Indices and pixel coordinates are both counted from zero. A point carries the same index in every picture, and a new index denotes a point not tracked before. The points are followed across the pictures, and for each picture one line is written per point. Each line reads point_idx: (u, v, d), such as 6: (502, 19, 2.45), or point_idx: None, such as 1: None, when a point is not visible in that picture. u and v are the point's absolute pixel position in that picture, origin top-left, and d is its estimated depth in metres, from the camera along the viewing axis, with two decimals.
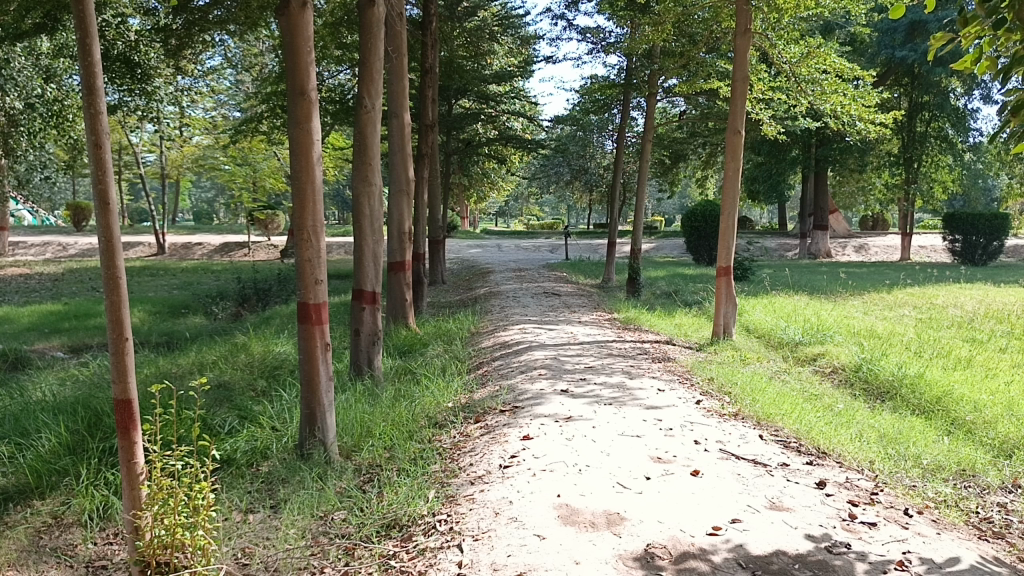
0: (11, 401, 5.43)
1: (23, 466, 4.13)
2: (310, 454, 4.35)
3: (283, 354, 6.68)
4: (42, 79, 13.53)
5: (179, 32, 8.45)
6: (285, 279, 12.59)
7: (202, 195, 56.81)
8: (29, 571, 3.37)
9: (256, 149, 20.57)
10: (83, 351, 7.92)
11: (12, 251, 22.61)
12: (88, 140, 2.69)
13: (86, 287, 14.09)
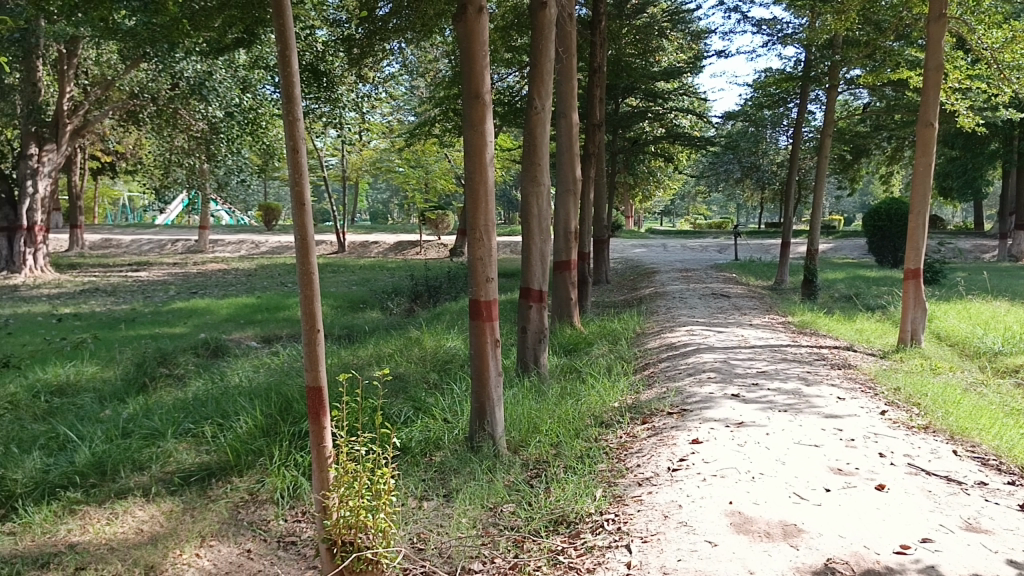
0: (213, 385, 5.95)
1: (225, 446, 4.51)
2: (479, 446, 4.45)
3: (453, 349, 6.90)
4: (240, 89, 14.93)
5: (360, 42, 8.93)
6: (453, 277, 12.97)
7: (377, 196, 59.66)
8: (228, 542, 3.67)
9: (429, 152, 21.36)
10: (273, 340, 8.52)
11: (211, 248, 24.67)
12: (287, 146, 2.90)
13: (275, 282, 15.16)
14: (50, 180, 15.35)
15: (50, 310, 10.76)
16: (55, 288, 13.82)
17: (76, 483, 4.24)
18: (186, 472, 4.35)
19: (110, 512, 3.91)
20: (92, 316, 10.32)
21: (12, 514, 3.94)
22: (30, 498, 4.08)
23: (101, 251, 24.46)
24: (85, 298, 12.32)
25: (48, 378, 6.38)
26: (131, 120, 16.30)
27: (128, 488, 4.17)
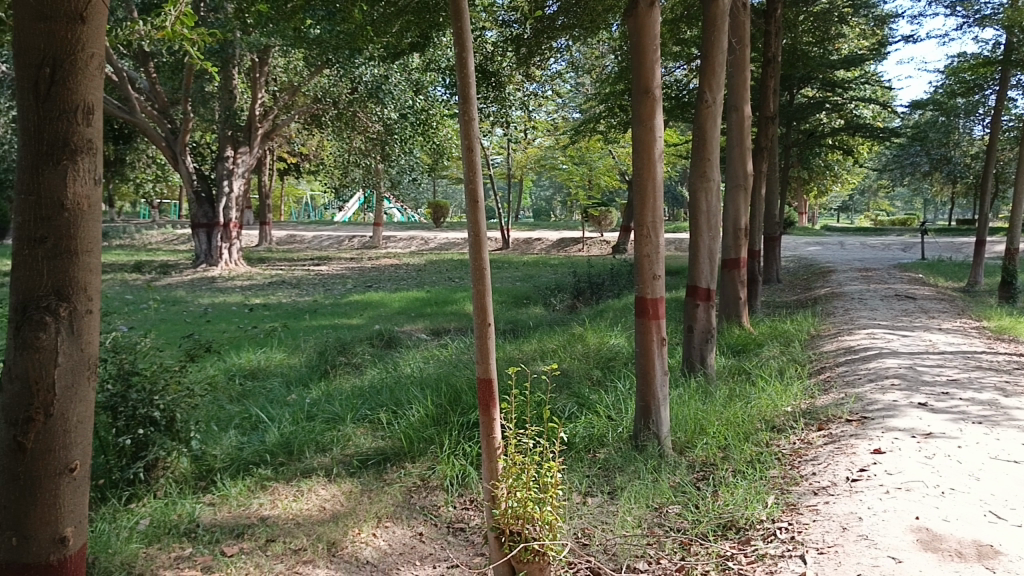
0: (387, 374, 6.24)
1: (399, 433, 4.72)
2: (644, 445, 4.40)
3: (617, 347, 6.87)
4: (413, 92, 15.59)
5: (528, 41, 9.14)
6: (616, 274, 12.90)
7: (540, 194, 60.44)
8: (402, 524, 3.84)
9: (593, 148, 21.38)
10: (442, 332, 8.81)
11: (385, 244, 25.87)
12: (462, 145, 2.99)
13: (444, 277, 15.66)
14: (243, 180, 16.62)
15: (243, 300, 11.65)
16: (247, 280, 14.95)
17: (267, 461, 4.58)
18: (364, 455, 4.59)
19: (296, 489, 4.19)
20: (279, 306, 11.09)
21: (213, 487, 4.31)
22: (227, 472, 4.44)
23: (286, 246, 26.24)
24: (273, 290, 13.25)
25: (243, 363, 6.93)
26: (314, 123, 17.36)
27: (313, 468, 4.46)
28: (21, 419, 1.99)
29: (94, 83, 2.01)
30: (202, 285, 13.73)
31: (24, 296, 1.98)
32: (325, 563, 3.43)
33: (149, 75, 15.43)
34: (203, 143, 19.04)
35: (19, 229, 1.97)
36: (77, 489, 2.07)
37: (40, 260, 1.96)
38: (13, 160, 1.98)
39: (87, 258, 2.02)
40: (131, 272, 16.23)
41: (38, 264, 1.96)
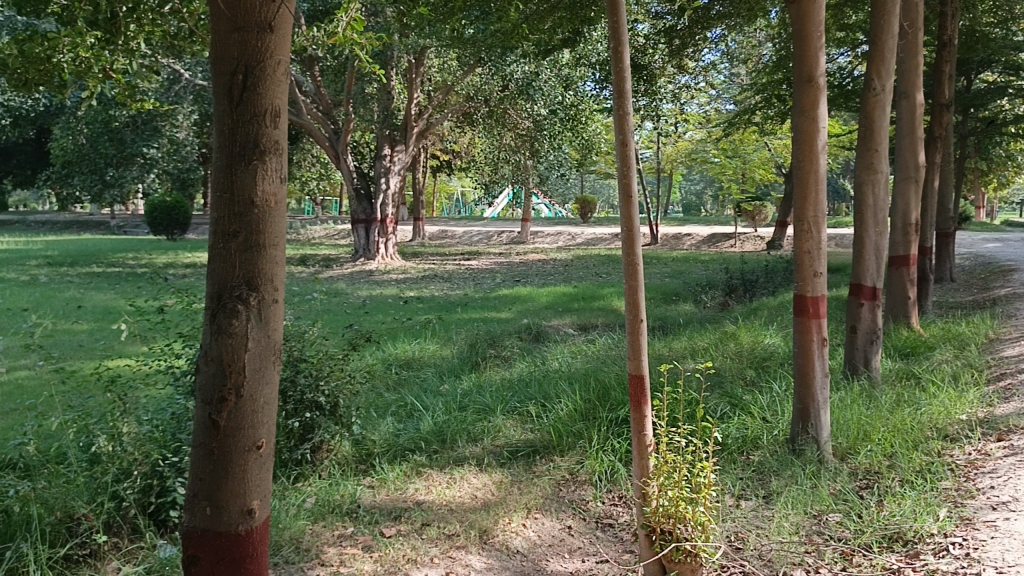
0: (535, 368, 6.31)
1: (548, 427, 4.76)
2: (801, 450, 4.23)
3: (772, 347, 6.63)
4: (563, 88, 15.65)
5: (681, 32, 8.97)
6: (771, 270, 12.44)
7: (691, 188, 59.14)
8: (552, 516, 3.88)
9: (748, 141, 20.71)
10: (589, 328, 8.80)
11: (533, 239, 26.14)
12: (617, 141, 2.98)
13: (591, 272, 15.63)
14: (399, 178, 17.25)
15: (399, 293, 12.11)
16: (402, 273, 15.49)
17: (422, 448, 4.75)
18: (514, 447, 4.67)
19: (450, 476, 4.33)
20: (431, 299, 11.44)
21: (372, 470, 4.52)
22: (384, 457, 4.63)
23: (438, 241, 27.03)
24: (426, 283, 13.68)
25: (399, 353, 7.21)
26: (466, 120, 17.78)
27: (465, 457, 4.59)
28: (214, 398, 2.13)
29: (281, 90, 2.16)
30: (360, 278, 14.39)
31: (219, 286, 2.14)
32: (477, 550, 3.52)
33: (314, 79, 16.28)
34: (363, 142, 19.92)
35: (217, 225, 2.14)
36: (262, 466, 2.19)
37: (233, 254, 2.12)
38: (212, 162, 2.16)
39: (274, 252, 2.15)
40: (297, 265, 17.21)
41: (232, 256, 2.12)
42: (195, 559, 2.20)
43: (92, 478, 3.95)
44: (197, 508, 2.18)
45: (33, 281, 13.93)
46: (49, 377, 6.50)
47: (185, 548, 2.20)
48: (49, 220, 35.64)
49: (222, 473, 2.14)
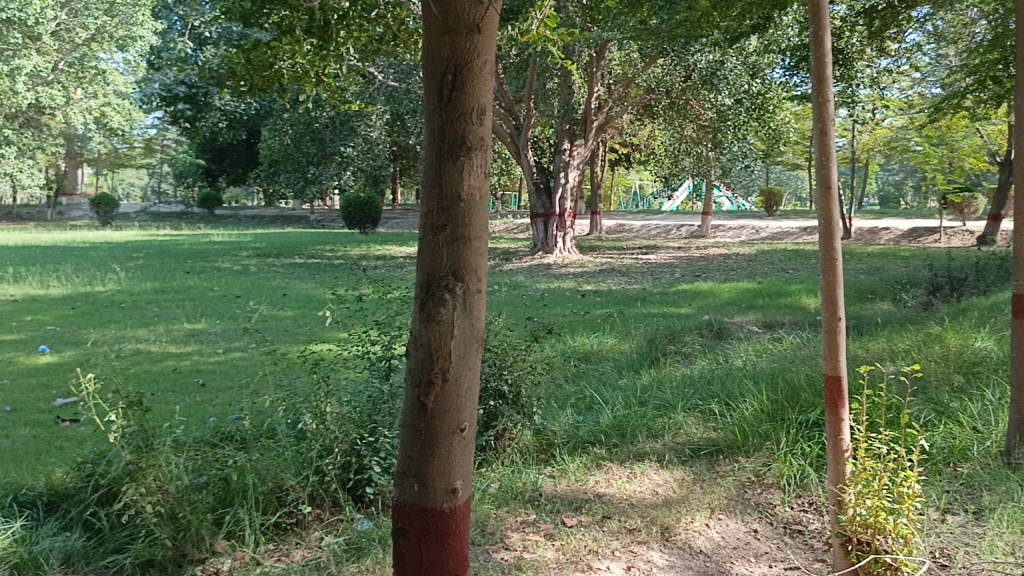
0: (717, 366, 6.15)
1: (732, 426, 4.62)
2: (1017, 465, 3.87)
3: (984, 350, 6.09)
4: (749, 76, 15.07)
5: (883, 12, 8.39)
6: (983, 268, 11.39)
7: (889, 179, 55.29)
8: (736, 518, 3.78)
9: (956, 127, 19.09)
10: (775, 325, 8.46)
11: (714, 233, 25.44)
12: (815, 128, 2.83)
13: (777, 268, 15.00)
14: (578, 172, 17.31)
15: (577, 287, 12.18)
16: (580, 267, 15.57)
17: (602, 441, 4.76)
18: (696, 445, 4.59)
19: (630, 471, 4.32)
20: (609, 293, 11.42)
21: (553, 460, 4.58)
22: (565, 448, 4.68)
23: (616, 235, 26.92)
24: (604, 277, 13.67)
25: (578, 346, 7.26)
26: (647, 113, 17.57)
27: (645, 452, 4.56)
28: (423, 381, 2.25)
29: (487, 89, 2.23)
30: (539, 272, 14.60)
31: (428, 276, 2.25)
32: (659, 546, 3.50)
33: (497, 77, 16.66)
34: (543, 137, 20.20)
35: (427, 218, 2.25)
36: (465, 448, 2.29)
37: (441, 246, 2.22)
38: (423, 159, 2.27)
39: (479, 245, 2.23)
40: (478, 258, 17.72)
41: (440, 248, 2.22)
42: (405, 530, 2.35)
43: (298, 453, 4.28)
44: (406, 485, 2.32)
45: (244, 271, 15.24)
46: (260, 359, 7.11)
47: (396, 519, 2.36)
48: (257, 215, 38.82)
49: (428, 452, 2.26)
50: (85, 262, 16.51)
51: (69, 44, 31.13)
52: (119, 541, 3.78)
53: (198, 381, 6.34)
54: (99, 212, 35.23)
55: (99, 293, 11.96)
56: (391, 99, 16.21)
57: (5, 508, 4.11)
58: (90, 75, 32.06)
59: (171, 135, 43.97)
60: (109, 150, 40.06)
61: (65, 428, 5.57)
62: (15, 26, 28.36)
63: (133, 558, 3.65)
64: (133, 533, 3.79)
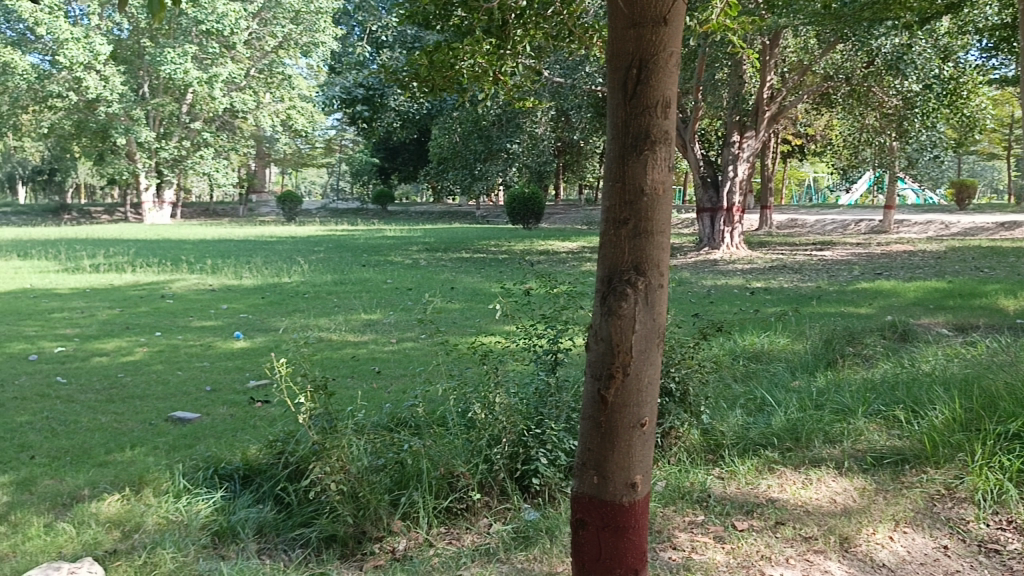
0: (902, 370, 5.76)
1: (919, 434, 4.32)
2: None
3: None
4: (940, 59, 13.97)
5: None
6: None
7: None
8: (924, 532, 3.54)
9: None
10: (968, 328, 7.81)
11: (897, 228, 23.82)
12: None
13: (970, 266, 13.84)
14: (748, 165, 16.68)
15: (746, 284, 11.79)
16: (749, 264, 15.05)
17: (774, 445, 4.59)
18: (879, 453, 4.33)
19: (805, 477, 4.14)
20: (781, 290, 10.97)
21: (721, 461, 4.47)
22: (735, 450, 4.55)
23: (788, 230, 25.82)
24: (775, 274, 13.15)
25: (748, 346, 7.04)
26: (825, 101, 16.71)
27: (821, 458, 4.36)
28: (604, 374, 2.27)
29: (673, 81, 2.21)
30: (705, 268, 14.27)
31: (610, 270, 2.26)
32: (837, 557, 3.34)
33: None
34: (712, 130, 19.68)
35: (609, 213, 2.26)
36: (646, 443, 2.28)
37: (623, 240, 2.22)
38: (607, 153, 2.28)
39: (663, 239, 2.22)
40: None
41: (622, 243, 2.23)
42: (584, 521, 2.38)
43: (468, 442, 4.41)
44: (586, 476, 2.35)
45: (415, 265, 15.88)
46: (431, 349, 7.40)
47: (575, 510, 2.40)
48: (427, 211, 40.29)
49: (609, 445, 2.27)
50: (273, 256, 17.77)
51: (260, 52, 33.59)
52: (306, 516, 4.05)
53: (375, 368, 6.69)
54: (285, 208, 37.83)
55: (285, 284, 12.83)
56: (556, 95, 16.24)
57: (206, 479, 4.49)
58: (278, 80, 34.44)
59: (349, 134, 46.48)
60: (294, 150, 42.87)
61: (257, 408, 6.03)
62: (213, 37, 30.95)
63: (318, 532, 3.92)
64: (318, 509, 4.06)
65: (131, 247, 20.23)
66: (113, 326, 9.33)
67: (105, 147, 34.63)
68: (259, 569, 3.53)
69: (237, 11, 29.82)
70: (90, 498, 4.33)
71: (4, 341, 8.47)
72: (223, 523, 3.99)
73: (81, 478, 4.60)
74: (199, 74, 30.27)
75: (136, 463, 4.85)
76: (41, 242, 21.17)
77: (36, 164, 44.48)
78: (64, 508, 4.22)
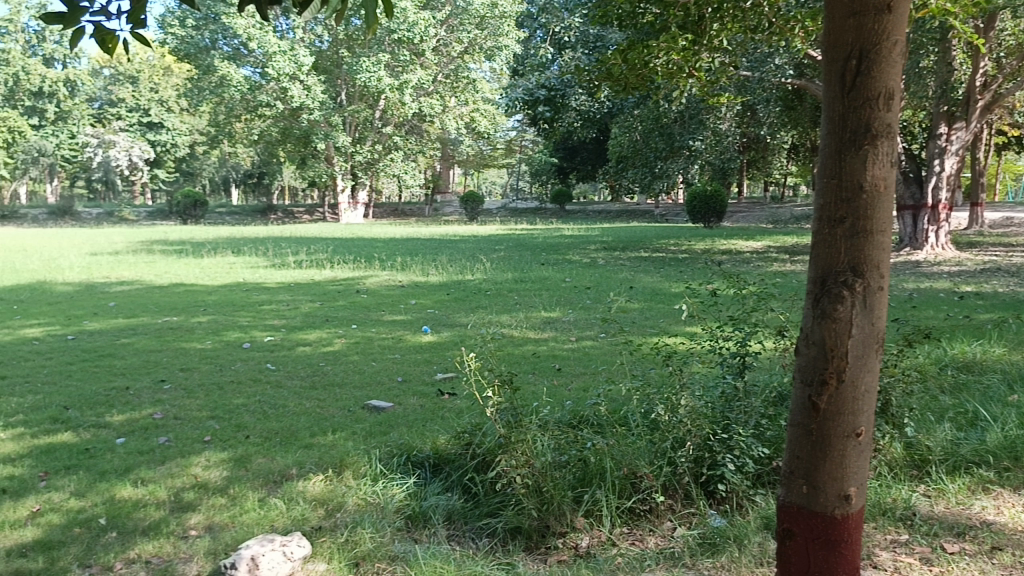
0: None
1: None
2: None
3: None
4: None
5: None
6: None
7: None
8: None
9: None
10: None
11: None
12: None
13: None
14: (957, 159, 15.40)
15: (953, 287, 10.89)
16: (957, 266, 13.88)
17: (990, 463, 4.21)
18: None
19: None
20: (995, 295, 10.03)
21: (928, 478, 4.16)
22: (943, 466, 4.21)
23: (1001, 228, 23.57)
24: (988, 277, 12.04)
25: (957, 354, 6.50)
26: None
27: None
28: (816, 381, 2.18)
29: (897, 71, 2.07)
30: (905, 270, 13.31)
31: (824, 271, 2.17)
32: None
33: None
34: (915, 121, 18.34)
35: (823, 211, 2.16)
36: (861, 454, 2.17)
37: (839, 239, 2.12)
38: (820, 149, 2.19)
39: (883, 239, 2.09)
40: None
41: (837, 242, 2.13)
42: (792, 531, 2.30)
43: (652, 443, 4.36)
44: (794, 485, 2.28)
45: (594, 264, 15.94)
46: (612, 349, 7.38)
47: (782, 519, 2.32)
48: (605, 210, 40.28)
49: (821, 455, 2.18)
50: (457, 253, 18.37)
51: (447, 57, 34.90)
52: (492, 507, 4.17)
53: (556, 365, 6.77)
54: (468, 208, 39.11)
55: (469, 281, 13.25)
56: (742, 89, 15.67)
57: (400, 465, 4.73)
58: (463, 84, 35.66)
59: (529, 135, 47.34)
60: (476, 152, 44.18)
61: (445, 400, 6.28)
62: (404, 45, 32.56)
63: (504, 523, 4.02)
64: (503, 500, 4.17)
65: (328, 244, 21.56)
66: (314, 319, 10.02)
67: (307, 152, 37.25)
68: (449, 554, 3.67)
69: (426, 19, 31.14)
70: (297, 477, 4.69)
71: (222, 330, 9.32)
72: (415, 507, 4.19)
73: (289, 458, 4.99)
74: (391, 80, 31.90)
75: (336, 447, 5.19)
76: (250, 240, 23.05)
77: (247, 169, 48.50)
78: (275, 485, 4.59)
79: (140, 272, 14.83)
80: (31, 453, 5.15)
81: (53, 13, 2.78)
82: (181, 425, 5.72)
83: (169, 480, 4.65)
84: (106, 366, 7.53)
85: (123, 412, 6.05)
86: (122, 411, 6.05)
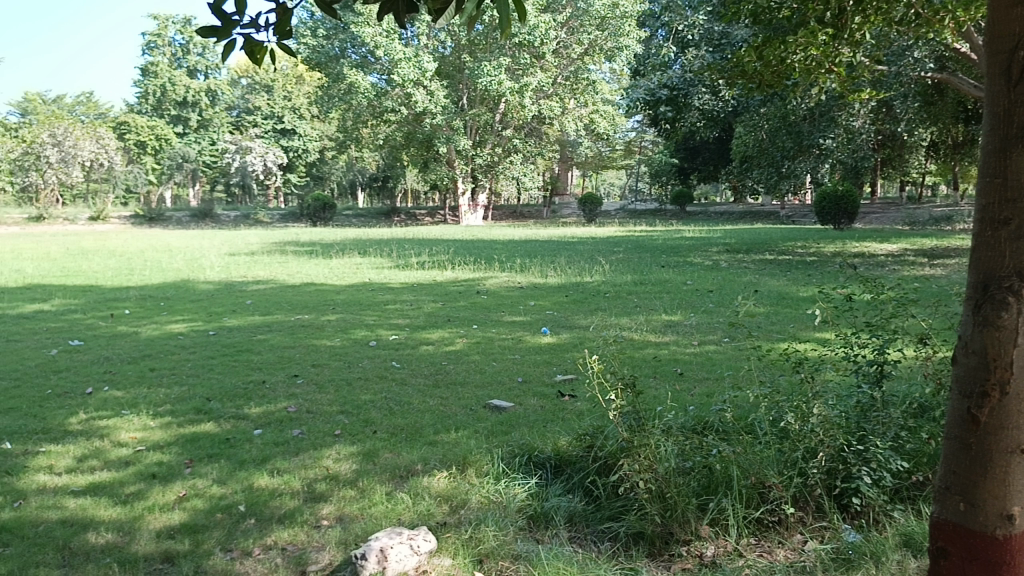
0: None
1: None
2: None
3: None
4: None
5: None
6: None
7: None
8: None
9: None
10: None
11: None
12: None
13: None
14: None
15: None
16: None
17: None
18: None
19: None
20: None
21: None
22: None
23: None
24: None
25: None
26: None
27: None
28: (976, 392, 2.06)
29: None
30: None
31: (986, 277, 2.05)
32: None
33: None
34: None
35: (986, 212, 2.05)
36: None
37: (1003, 242, 2.01)
38: (982, 147, 2.08)
39: None
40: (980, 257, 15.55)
41: (1001, 245, 2.01)
42: (946, 550, 2.18)
43: (781, 452, 4.22)
44: (950, 501, 2.17)
45: (716, 266, 15.59)
46: (736, 353, 7.21)
47: (937, 537, 2.21)
48: (727, 212, 39.21)
49: (982, 470, 2.06)
50: (575, 255, 18.39)
51: (566, 60, 35.00)
52: (614, 510, 4.15)
53: (677, 370, 6.65)
54: (586, 209, 39.01)
55: (588, 283, 13.20)
56: (876, 84, 14.95)
57: (522, 465, 4.77)
58: (583, 86, 35.57)
59: (648, 136, 46.85)
60: (595, 153, 43.94)
61: (565, 401, 6.29)
62: (525, 49, 32.89)
63: (627, 527, 3.99)
64: (625, 504, 4.13)
65: (448, 246, 21.99)
66: (437, 318, 10.25)
67: (429, 155, 38.16)
68: (572, 556, 3.67)
69: (547, 22, 31.30)
70: (423, 472, 4.80)
71: (351, 328, 9.66)
72: (537, 508, 4.21)
73: (415, 454, 5.12)
74: (512, 84, 32.23)
75: (460, 445, 5.28)
76: (376, 241, 23.81)
77: (372, 173, 50.05)
78: (401, 479, 4.72)
79: (274, 272, 15.55)
80: (177, 441, 5.49)
81: (206, 26, 2.95)
82: (313, 419, 5.96)
83: (303, 471, 4.86)
84: (244, 360, 7.95)
85: (260, 404, 6.37)
86: (259, 404, 6.36)
